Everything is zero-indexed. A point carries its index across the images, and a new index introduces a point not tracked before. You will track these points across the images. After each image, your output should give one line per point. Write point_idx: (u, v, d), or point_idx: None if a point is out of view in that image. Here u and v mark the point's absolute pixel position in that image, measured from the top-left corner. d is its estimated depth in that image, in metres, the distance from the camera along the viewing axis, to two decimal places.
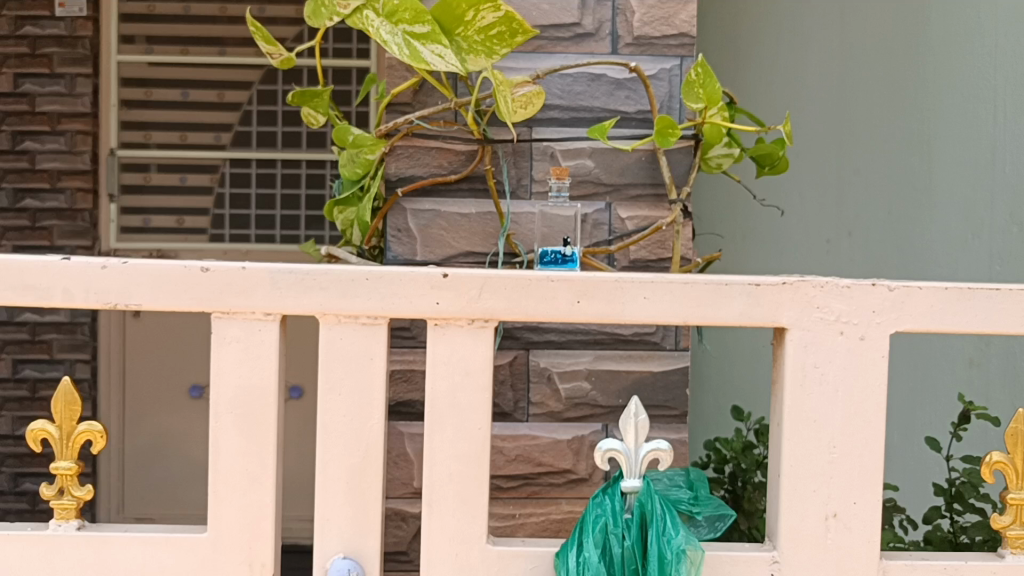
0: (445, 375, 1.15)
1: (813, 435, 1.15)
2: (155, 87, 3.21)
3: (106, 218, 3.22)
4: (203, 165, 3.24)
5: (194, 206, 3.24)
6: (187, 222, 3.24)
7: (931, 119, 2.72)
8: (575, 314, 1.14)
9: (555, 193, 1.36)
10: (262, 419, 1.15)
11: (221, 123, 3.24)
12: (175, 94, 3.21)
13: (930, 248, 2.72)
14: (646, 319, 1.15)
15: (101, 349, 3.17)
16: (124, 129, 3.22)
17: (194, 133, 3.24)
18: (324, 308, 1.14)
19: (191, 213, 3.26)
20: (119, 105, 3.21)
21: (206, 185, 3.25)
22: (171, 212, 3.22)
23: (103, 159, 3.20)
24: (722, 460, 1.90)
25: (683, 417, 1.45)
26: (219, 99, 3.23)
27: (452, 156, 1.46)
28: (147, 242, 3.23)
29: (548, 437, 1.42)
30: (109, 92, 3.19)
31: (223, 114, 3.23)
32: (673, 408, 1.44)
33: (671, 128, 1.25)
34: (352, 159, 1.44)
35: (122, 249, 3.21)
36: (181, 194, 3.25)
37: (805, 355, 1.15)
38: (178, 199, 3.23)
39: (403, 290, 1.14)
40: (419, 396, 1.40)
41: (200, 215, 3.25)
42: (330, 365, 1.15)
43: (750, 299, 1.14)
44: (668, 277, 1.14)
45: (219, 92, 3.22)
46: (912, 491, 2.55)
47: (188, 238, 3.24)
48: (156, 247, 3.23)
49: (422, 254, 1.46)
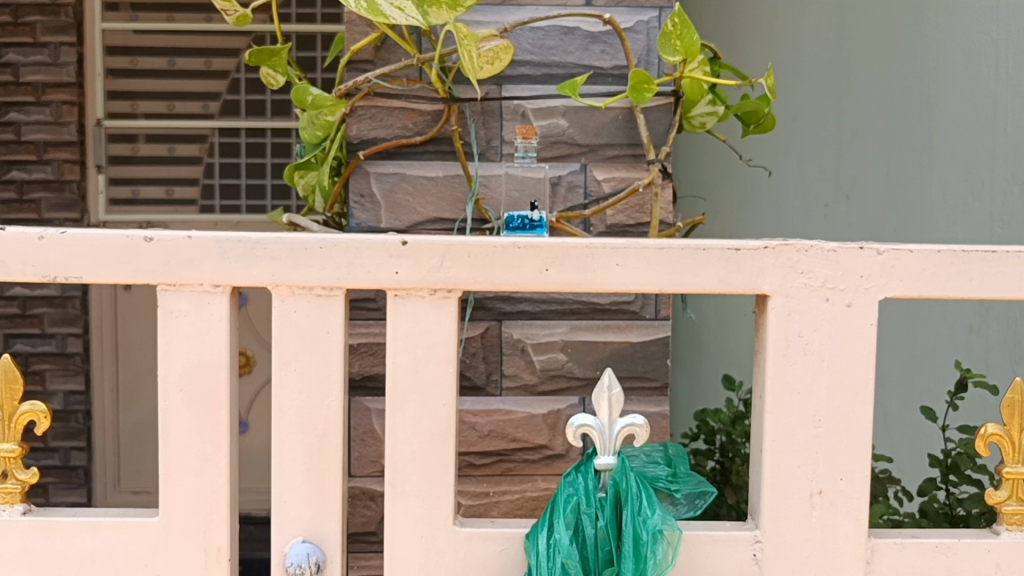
0: (405, 349, 1.08)
1: (798, 408, 1.09)
2: (141, 56, 3.13)
3: (94, 189, 3.14)
4: (191, 135, 3.17)
5: (184, 176, 3.17)
6: (177, 193, 3.17)
7: (931, 76, 2.63)
8: (543, 282, 1.07)
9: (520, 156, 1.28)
10: (214, 395, 1.09)
11: (208, 92, 3.17)
12: (162, 62, 3.13)
13: (930, 210, 2.65)
14: (619, 287, 1.08)
15: (92, 322, 3.11)
16: (111, 99, 3.14)
17: (182, 102, 3.16)
18: (276, 279, 1.07)
19: (180, 183, 3.18)
20: (105, 74, 3.12)
21: (194, 155, 3.17)
22: (160, 183, 3.16)
23: (90, 130, 3.11)
24: (710, 432, 1.84)
25: (664, 389, 1.39)
26: (206, 67, 3.15)
27: (417, 116, 1.39)
28: (136, 213, 3.15)
29: (522, 411, 1.36)
30: (94, 62, 3.10)
31: (209, 83, 3.16)
32: (654, 380, 1.38)
33: (647, 83, 1.16)
34: (312, 121, 1.39)
35: (111, 221, 3.14)
36: (168, 165, 3.18)
37: (788, 324, 1.08)
38: (165, 169, 3.17)
39: (359, 258, 1.07)
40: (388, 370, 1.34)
41: (189, 185, 3.18)
42: (285, 339, 1.09)
43: (729, 265, 1.07)
44: (641, 241, 1.07)
45: (206, 60, 3.15)
46: (910, 461, 2.50)
47: (178, 209, 3.18)
48: (145, 219, 3.15)
49: (387, 221, 1.39)
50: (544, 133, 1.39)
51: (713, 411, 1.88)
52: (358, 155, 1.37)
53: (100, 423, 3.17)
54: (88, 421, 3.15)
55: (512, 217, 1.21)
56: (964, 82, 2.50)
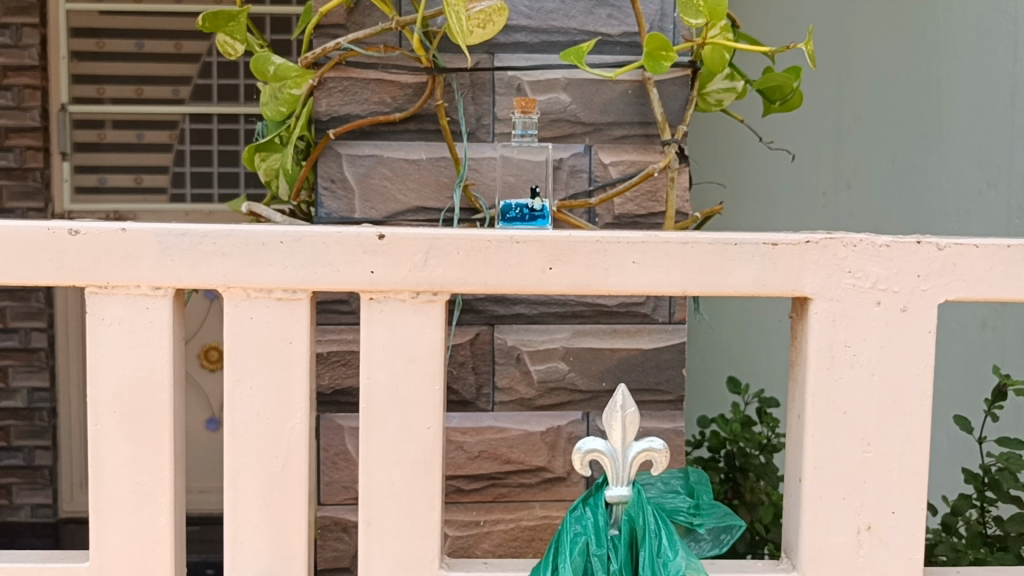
0: (384, 362, 0.92)
1: (844, 430, 0.93)
2: (108, 38, 2.92)
3: (59, 177, 2.96)
4: (160, 121, 2.97)
5: (153, 164, 2.97)
6: (146, 181, 2.97)
7: (943, 60, 2.49)
8: (548, 283, 0.91)
9: (518, 135, 1.11)
10: (153, 419, 0.92)
11: (178, 76, 2.95)
12: (129, 44, 2.92)
13: (939, 200, 2.52)
14: (636, 289, 0.91)
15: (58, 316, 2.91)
16: (75, 83, 2.94)
17: (151, 87, 2.95)
18: (228, 281, 0.90)
19: (150, 171, 2.98)
20: (69, 57, 2.92)
21: (163, 142, 2.98)
22: (128, 171, 2.95)
23: (53, 115, 2.93)
24: (719, 443, 1.66)
25: (680, 404, 1.23)
26: (176, 50, 2.94)
27: (396, 90, 1.22)
28: (104, 203, 2.95)
29: (518, 428, 1.20)
30: (58, 44, 2.91)
31: (179, 67, 2.95)
32: (668, 394, 1.22)
33: (665, 49, 0.99)
34: (275, 95, 1.21)
35: (77, 211, 2.95)
36: (138, 152, 2.97)
37: (833, 332, 0.92)
38: (135, 157, 2.96)
39: (328, 255, 0.90)
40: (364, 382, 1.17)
41: (159, 173, 2.98)
42: (241, 353, 0.91)
43: (765, 263, 0.91)
44: (662, 234, 0.91)
45: (176, 43, 2.94)
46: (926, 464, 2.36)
47: (147, 198, 2.98)
48: (113, 209, 2.95)
49: (362, 210, 1.22)
50: (543, 110, 1.22)
51: (722, 417, 1.70)
52: (327, 134, 1.20)
53: (66, 422, 2.96)
54: (54, 419, 2.94)
55: (509, 205, 1.04)
56: (979, 64, 2.36)
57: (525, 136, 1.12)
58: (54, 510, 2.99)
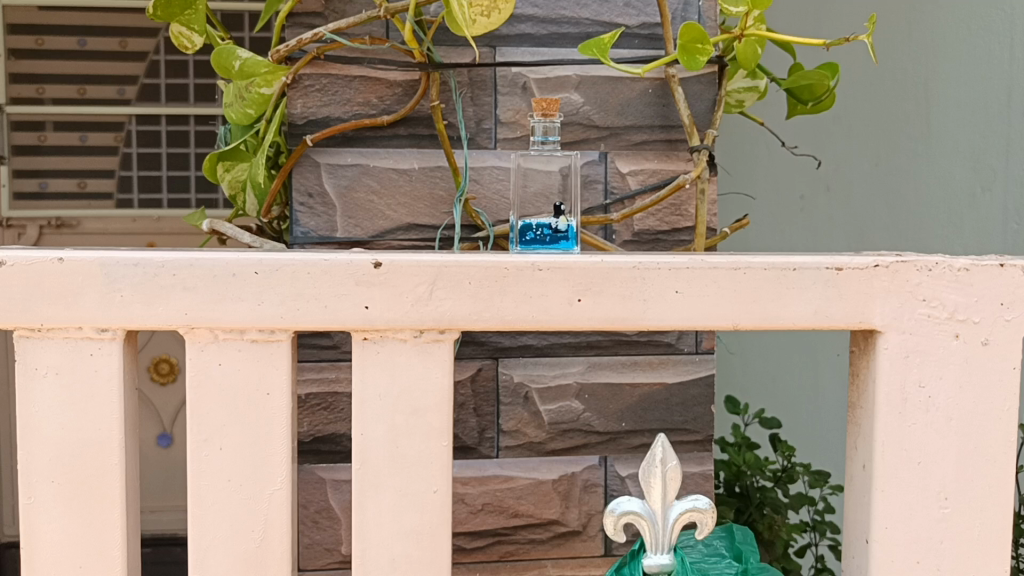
0: (381, 414, 0.77)
1: (918, 484, 0.80)
2: (47, 35, 2.72)
3: None
4: (106, 123, 2.79)
5: (97, 168, 2.78)
6: (90, 186, 2.78)
7: (931, 58, 2.40)
8: (576, 319, 0.76)
9: (538, 142, 0.97)
10: (100, 490, 0.75)
11: (123, 75, 2.77)
12: (70, 42, 2.74)
13: (927, 205, 2.42)
14: (679, 324, 0.77)
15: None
16: (13, 81, 2.71)
17: (94, 86, 2.76)
18: (191, 321, 0.74)
19: (94, 175, 2.79)
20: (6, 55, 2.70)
21: (109, 146, 2.79)
22: (71, 175, 2.76)
23: None
24: (735, 477, 1.57)
25: (705, 443, 1.22)
26: (121, 48, 2.77)
27: (383, 88, 1.12)
28: (45, 209, 2.71)
29: (526, 478, 1.19)
30: None
31: (126, 66, 2.77)
32: (695, 432, 1.21)
33: (702, 42, 0.86)
34: (240, 95, 1.11)
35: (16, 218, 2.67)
36: (79, 155, 2.78)
37: (905, 370, 0.79)
38: (78, 159, 2.77)
39: (312, 288, 0.75)
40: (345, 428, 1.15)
41: (104, 177, 2.79)
42: (207, 409, 0.76)
43: (828, 291, 0.78)
44: (709, 259, 0.77)
45: (120, 40, 2.77)
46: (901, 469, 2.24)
47: (91, 203, 2.78)
48: (55, 215, 2.71)
49: (344, 229, 1.12)
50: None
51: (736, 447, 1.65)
52: (305, 138, 1.09)
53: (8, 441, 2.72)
54: None
55: (529, 225, 0.92)
56: (970, 61, 2.26)
57: (546, 143, 0.97)
58: None
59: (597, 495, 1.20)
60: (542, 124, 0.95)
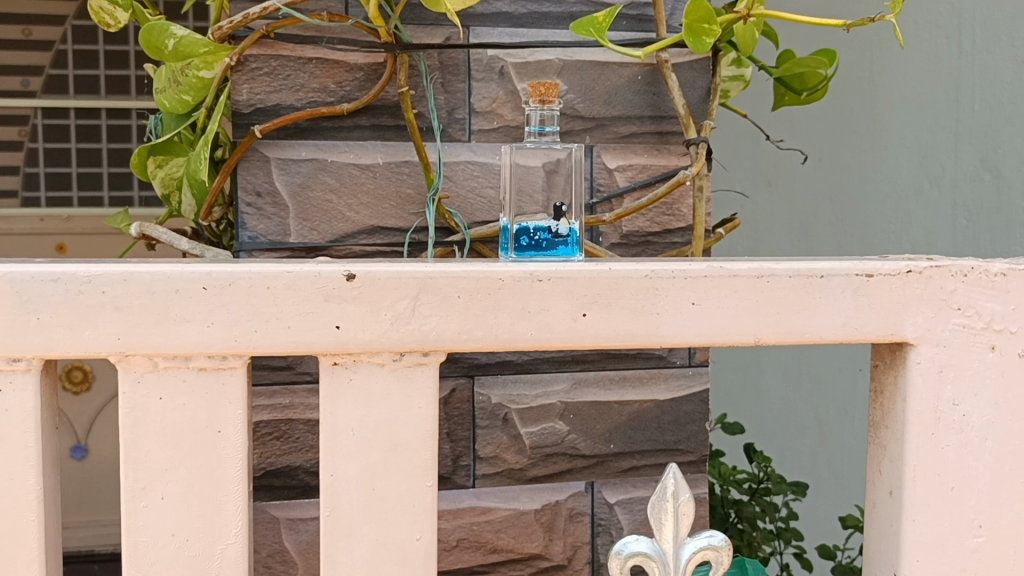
0: (354, 450, 0.65)
1: (951, 512, 0.73)
2: None
3: None
4: (8, 116, 2.60)
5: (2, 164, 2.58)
6: None
7: (877, 52, 2.24)
8: (580, 336, 0.67)
9: (534, 133, 0.90)
10: (11, 553, 0.62)
11: (27, 65, 2.58)
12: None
13: (874, 204, 2.26)
14: (695, 341, 0.68)
15: None
16: None
17: None
18: (125, 347, 0.62)
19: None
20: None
21: (12, 140, 2.60)
22: None
23: None
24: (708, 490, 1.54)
25: (698, 463, 1.18)
26: (25, 37, 2.56)
27: (342, 73, 1.03)
28: None
29: (506, 508, 1.12)
30: None
31: (30, 55, 2.57)
32: (688, 452, 1.17)
33: (708, 23, 0.86)
34: (174, 79, 0.99)
35: None
36: None
37: (938, 387, 0.72)
38: None
39: (272, 306, 0.63)
40: (301, 459, 1.08)
41: (8, 173, 2.59)
42: (146, 451, 0.63)
43: (857, 300, 0.70)
44: (728, 266, 0.68)
45: (24, 27, 2.56)
46: (849, 471, 2.17)
47: None
48: None
49: (297, 233, 1.03)
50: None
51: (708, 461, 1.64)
52: (252, 130, 1.00)
53: None
54: None
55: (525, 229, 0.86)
56: (915, 53, 2.10)
57: (543, 135, 0.90)
58: None
59: (583, 525, 1.14)
60: (539, 112, 0.88)
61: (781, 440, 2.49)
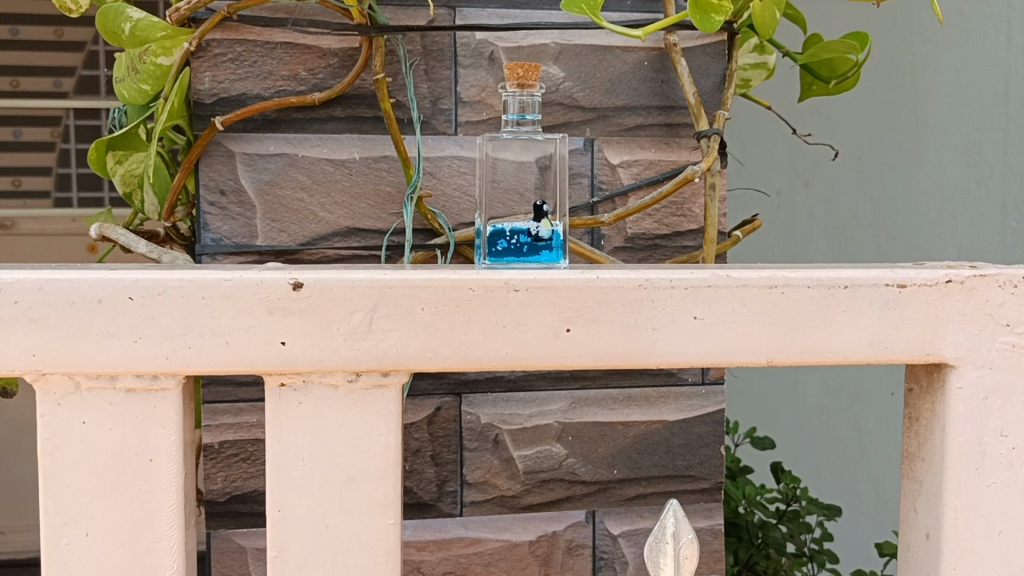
0: (305, 483, 0.57)
1: (998, 559, 0.63)
2: None
3: None
4: (40, 117, 2.56)
5: (34, 165, 2.56)
6: (26, 184, 2.57)
7: (918, 44, 2.11)
8: (565, 356, 0.58)
9: (512, 122, 0.82)
10: None
11: (59, 66, 2.54)
12: (1, 31, 2.48)
13: (917, 206, 2.13)
14: (699, 361, 0.59)
15: None
16: None
17: (28, 79, 2.53)
18: (40, 365, 0.54)
19: (30, 173, 2.58)
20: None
21: (45, 141, 2.57)
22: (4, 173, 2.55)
23: None
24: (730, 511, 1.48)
25: (710, 491, 1.14)
26: (57, 38, 2.53)
27: (313, 59, 1.01)
28: None
29: (496, 540, 1.09)
30: None
31: (62, 55, 2.53)
32: (701, 479, 1.13)
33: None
34: (133, 67, 0.97)
35: None
36: (13, 151, 2.57)
37: (983, 415, 0.62)
38: (11, 157, 2.56)
39: (207, 319, 0.55)
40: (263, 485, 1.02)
41: (40, 174, 2.58)
42: (68, 482, 0.56)
43: (887, 315, 0.61)
44: (736, 274, 0.59)
45: (56, 28, 2.53)
46: (888, 487, 2.06)
47: (27, 202, 2.57)
48: None
49: (264, 236, 1.01)
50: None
51: (730, 482, 1.56)
52: (213, 121, 0.97)
53: None
54: None
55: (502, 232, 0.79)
56: (960, 45, 1.97)
57: (523, 124, 0.83)
58: None
59: (583, 558, 1.11)
60: (516, 98, 0.81)
61: (818, 453, 2.37)
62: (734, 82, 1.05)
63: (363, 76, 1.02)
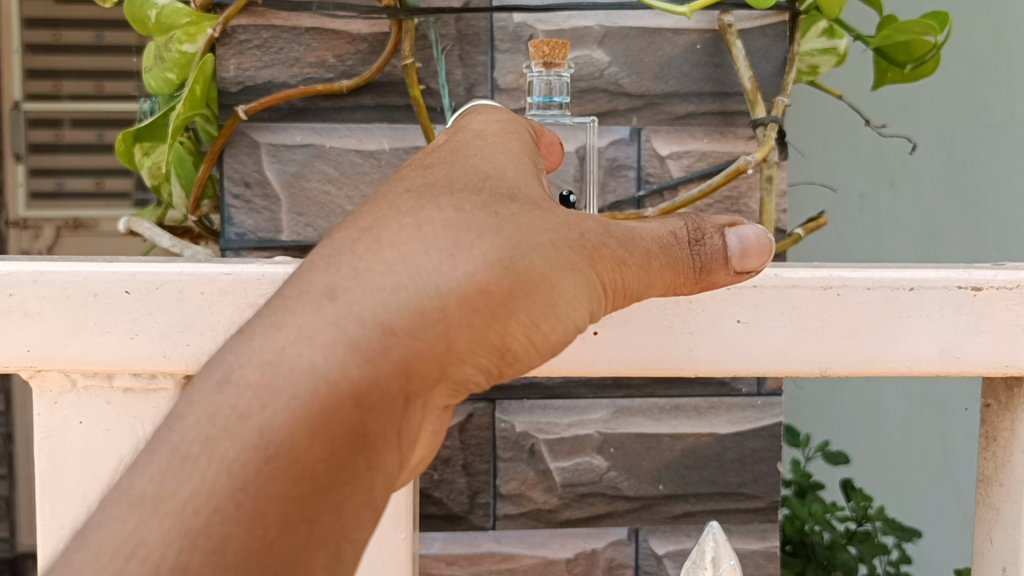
0: None
1: None
2: (65, 29, 2.53)
3: (11, 180, 2.54)
4: (124, 121, 2.62)
5: (116, 166, 2.63)
6: (107, 185, 2.65)
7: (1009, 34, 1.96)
8: (593, 362, 0.53)
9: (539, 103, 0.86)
10: None
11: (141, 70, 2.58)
12: (87, 36, 2.56)
13: (1011, 211, 1.99)
14: (742, 369, 0.53)
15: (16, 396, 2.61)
16: (28, 78, 2.54)
17: (112, 82, 2.60)
18: (36, 361, 0.51)
19: (111, 174, 2.66)
20: (22, 51, 2.51)
21: None
22: (88, 174, 2.63)
23: (5, 114, 2.52)
24: (795, 532, 1.42)
25: (767, 511, 1.08)
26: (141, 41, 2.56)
27: (341, 44, 1.03)
28: (62, 209, 2.59)
29: (531, 556, 1.08)
30: (10, 36, 2.50)
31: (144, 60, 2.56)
32: (755, 499, 1.07)
33: None
34: (160, 56, 1.03)
35: (33, 220, 2.56)
36: (100, 153, 2.63)
37: None
38: (97, 159, 2.62)
39: (207, 316, 0.52)
40: None
41: (122, 176, 2.66)
42: (65, 482, 0.53)
43: (959, 319, 0.53)
44: (784, 273, 0.53)
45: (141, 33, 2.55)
46: None
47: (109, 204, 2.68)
48: (72, 215, 2.60)
49: (289, 231, 1.05)
50: (574, 75, 1.03)
51: (797, 500, 1.49)
52: (236, 111, 1.01)
53: (23, 447, 2.64)
54: (10, 446, 2.63)
55: None
56: None
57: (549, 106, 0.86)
58: (11, 544, 2.71)
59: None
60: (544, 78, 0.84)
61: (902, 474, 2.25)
62: (795, 66, 1.01)
63: (392, 63, 1.04)
